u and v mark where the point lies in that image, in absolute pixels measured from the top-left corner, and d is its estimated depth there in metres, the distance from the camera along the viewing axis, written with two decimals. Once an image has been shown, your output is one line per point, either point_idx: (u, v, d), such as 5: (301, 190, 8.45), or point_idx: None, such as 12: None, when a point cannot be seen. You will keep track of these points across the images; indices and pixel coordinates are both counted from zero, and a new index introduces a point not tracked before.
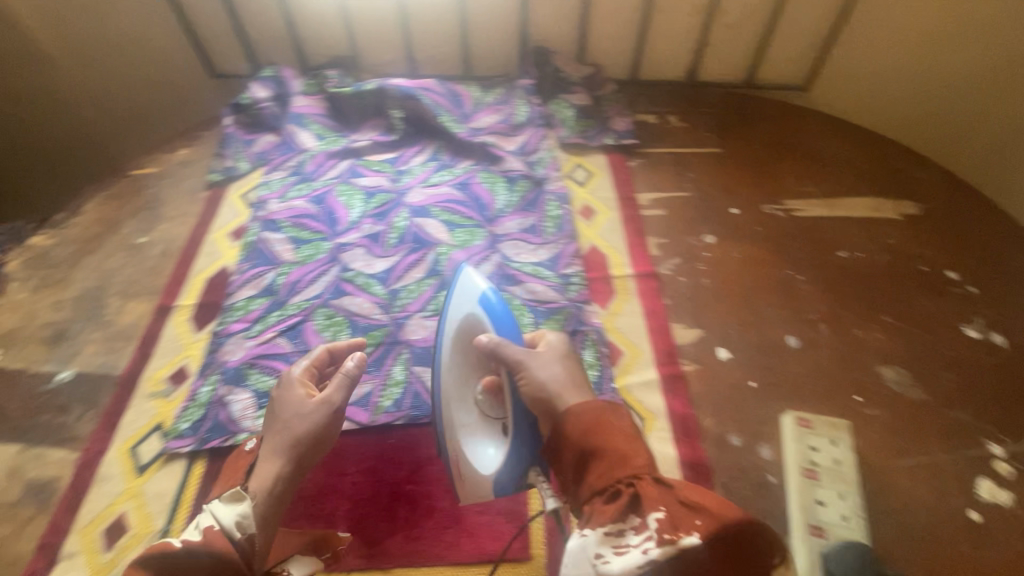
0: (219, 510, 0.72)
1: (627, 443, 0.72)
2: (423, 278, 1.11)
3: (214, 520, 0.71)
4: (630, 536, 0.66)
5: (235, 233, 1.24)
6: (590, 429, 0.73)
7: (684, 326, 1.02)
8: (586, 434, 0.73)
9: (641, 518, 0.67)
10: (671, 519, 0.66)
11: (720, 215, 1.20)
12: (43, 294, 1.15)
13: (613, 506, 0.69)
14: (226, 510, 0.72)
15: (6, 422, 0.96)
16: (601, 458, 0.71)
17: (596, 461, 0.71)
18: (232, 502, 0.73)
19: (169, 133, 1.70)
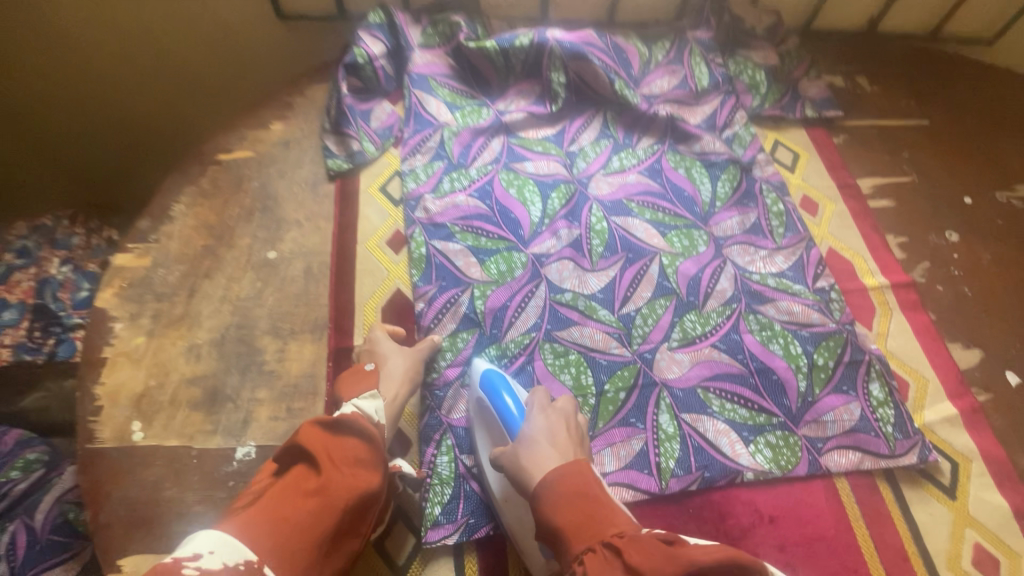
0: (363, 403, 0.71)
1: (592, 513, 0.58)
2: (654, 299, 0.93)
3: (361, 409, 0.70)
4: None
5: (393, 241, 1.00)
6: (571, 501, 0.59)
7: (959, 346, 0.92)
8: (560, 511, 0.59)
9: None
10: None
11: (953, 205, 1.07)
12: (167, 338, 0.89)
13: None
14: (369, 404, 0.72)
15: (195, 522, 0.76)
16: (590, 533, 0.57)
17: (577, 539, 0.57)
18: (371, 399, 0.73)
19: (222, 98, 1.32)
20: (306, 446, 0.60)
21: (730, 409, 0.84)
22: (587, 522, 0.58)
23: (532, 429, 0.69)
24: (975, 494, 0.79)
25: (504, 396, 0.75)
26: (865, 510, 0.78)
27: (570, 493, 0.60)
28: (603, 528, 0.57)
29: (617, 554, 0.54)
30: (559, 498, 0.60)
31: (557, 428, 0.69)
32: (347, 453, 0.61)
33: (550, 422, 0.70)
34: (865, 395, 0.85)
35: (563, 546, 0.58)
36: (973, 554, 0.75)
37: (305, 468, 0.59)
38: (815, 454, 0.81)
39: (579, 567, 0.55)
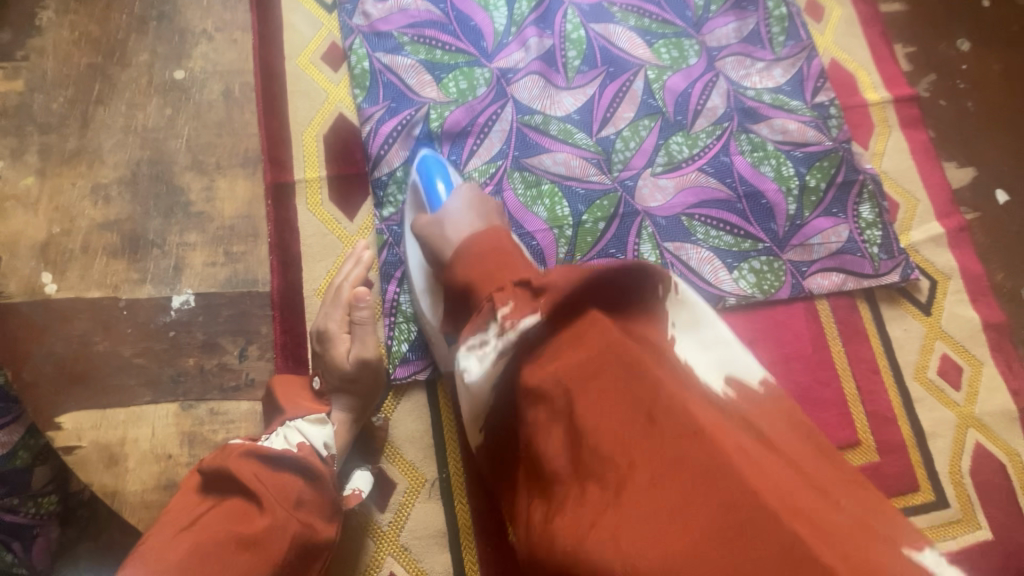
0: (309, 429, 0.59)
1: (501, 258, 0.48)
2: (637, 119, 0.82)
3: (308, 439, 0.57)
4: (488, 333, 0.44)
5: (329, 56, 0.82)
6: (482, 251, 0.49)
7: (955, 165, 0.86)
8: (464, 264, 0.49)
9: (514, 300, 0.44)
10: (518, 310, 0.43)
11: (971, 9, 0.94)
12: (64, 178, 0.74)
13: (482, 315, 0.45)
14: (316, 431, 0.59)
15: (137, 375, 0.69)
16: (497, 272, 0.46)
17: (481, 283, 0.47)
18: (319, 425, 0.60)
19: None
20: (237, 479, 0.48)
21: (715, 236, 0.79)
22: (497, 262, 0.48)
23: (456, 202, 0.61)
24: (949, 309, 0.79)
25: (436, 181, 0.69)
26: (842, 329, 0.77)
27: (487, 244, 0.49)
28: (511, 269, 0.46)
29: (527, 286, 0.44)
30: (466, 252, 0.50)
31: (488, 206, 0.61)
32: (289, 491, 0.50)
33: (477, 198, 0.61)
34: (854, 217, 0.80)
35: (473, 296, 0.47)
36: (939, 364, 0.77)
37: (241, 500, 0.48)
38: (798, 278, 0.78)
39: (489, 302, 0.45)
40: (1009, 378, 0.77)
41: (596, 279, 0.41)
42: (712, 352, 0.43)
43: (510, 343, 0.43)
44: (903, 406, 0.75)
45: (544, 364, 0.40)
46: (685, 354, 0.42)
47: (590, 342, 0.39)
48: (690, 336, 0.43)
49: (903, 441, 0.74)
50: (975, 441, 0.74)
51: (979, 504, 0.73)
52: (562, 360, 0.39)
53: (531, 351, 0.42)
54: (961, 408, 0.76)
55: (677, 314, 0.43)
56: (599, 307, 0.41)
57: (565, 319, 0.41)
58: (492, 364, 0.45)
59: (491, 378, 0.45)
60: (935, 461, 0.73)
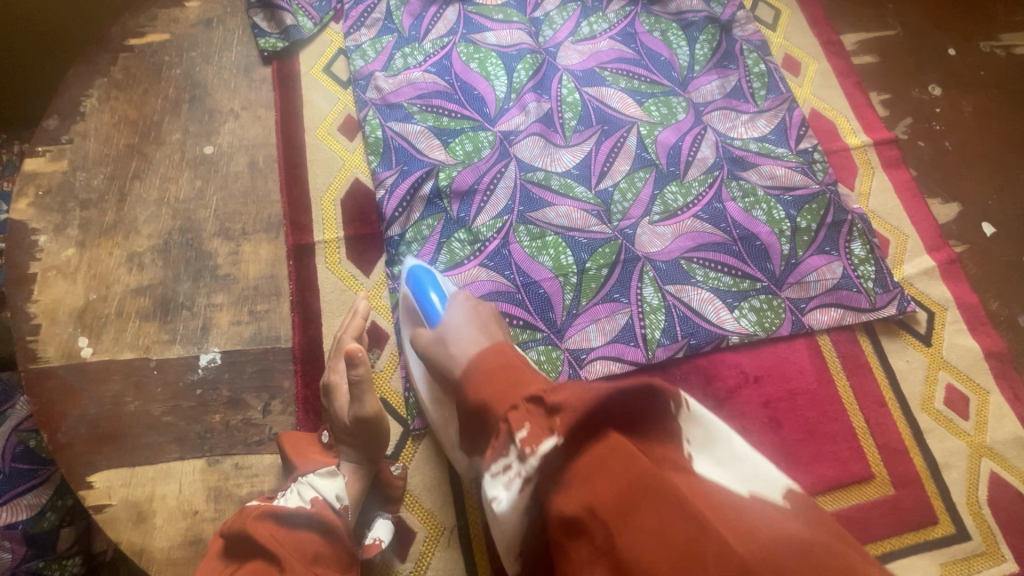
0: (320, 483, 0.60)
1: (507, 377, 0.50)
2: (632, 172, 0.88)
3: (321, 492, 0.59)
4: (510, 457, 0.44)
5: (345, 127, 0.90)
6: (493, 372, 0.51)
7: (939, 201, 0.90)
8: (481, 386, 0.51)
9: (529, 424, 0.45)
10: (536, 433, 0.43)
11: (938, 58, 1.01)
12: (102, 249, 0.79)
13: (500, 440, 0.45)
14: (327, 483, 0.61)
15: (166, 433, 0.71)
16: (507, 389, 0.49)
17: (494, 404, 0.48)
18: (330, 477, 0.62)
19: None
20: (258, 540, 0.50)
21: (714, 278, 0.82)
22: (504, 381, 0.50)
23: (456, 316, 0.63)
24: (949, 339, 0.81)
25: (429, 293, 0.70)
26: (846, 363, 0.79)
27: (498, 365, 0.52)
28: (523, 385, 0.49)
29: (538, 403, 0.46)
30: (477, 373, 0.52)
31: (484, 316, 0.63)
32: (304, 548, 0.53)
33: (474, 309, 0.64)
34: (847, 254, 0.84)
35: (489, 417, 0.49)
36: (945, 395, 0.78)
37: (262, 563, 0.49)
38: (798, 314, 0.81)
39: (504, 425, 0.46)
40: (1016, 405, 0.78)
41: (606, 395, 0.41)
42: (740, 469, 0.43)
43: (533, 473, 0.43)
44: (914, 438, 0.76)
45: (572, 490, 0.39)
46: (732, 483, 0.41)
47: (613, 465, 0.39)
48: (710, 457, 0.43)
49: (917, 473, 0.74)
50: (990, 470, 0.75)
51: (1002, 536, 0.72)
52: (591, 486, 0.38)
53: (554, 478, 0.42)
54: (972, 438, 0.76)
55: (692, 434, 0.44)
56: (612, 425, 0.41)
57: (585, 445, 0.41)
58: (519, 491, 0.43)
59: (519, 512, 0.44)
60: (951, 492, 0.74)
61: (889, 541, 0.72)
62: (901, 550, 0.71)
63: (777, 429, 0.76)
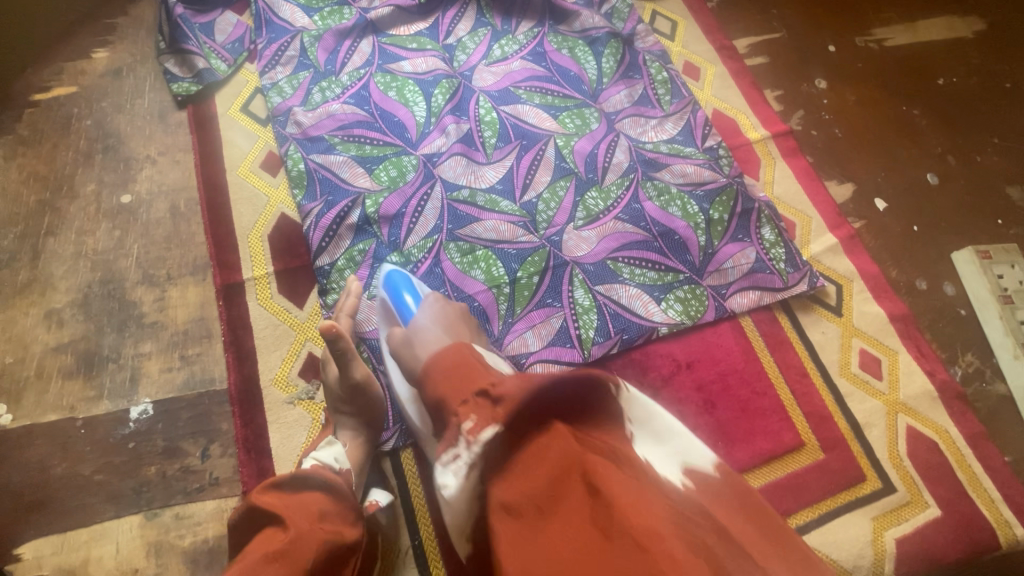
0: (321, 452, 0.68)
1: (462, 372, 0.53)
2: (554, 182, 0.92)
3: (320, 460, 0.66)
4: (458, 447, 0.49)
5: (267, 163, 0.90)
6: (449, 368, 0.54)
7: (836, 183, 0.98)
8: (436, 383, 0.54)
9: (476, 416, 0.49)
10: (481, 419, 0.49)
11: (820, 54, 1.10)
12: (16, 309, 0.77)
13: (449, 432, 0.50)
14: (326, 450, 0.68)
15: (98, 492, 0.69)
16: (462, 384, 0.52)
17: (450, 394, 0.52)
18: (329, 446, 0.69)
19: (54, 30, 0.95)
20: (266, 509, 0.55)
21: (640, 274, 0.86)
22: (468, 377, 0.53)
23: (426, 319, 0.68)
24: (857, 308, 0.88)
25: (404, 295, 0.74)
26: (768, 340, 0.84)
27: (454, 361, 0.54)
28: (477, 381, 0.52)
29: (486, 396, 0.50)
30: (432, 371, 0.55)
31: (452, 318, 0.69)
32: (308, 507, 0.57)
33: (442, 309, 0.70)
34: (759, 240, 0.89)
35: (445, 411, 0.52)
36: (860, 359, 0.84)
37: (270, 528, 0.54)
38: (720, 300, 0.86)
39: (454, 418, 0.50)
40: (922, 361, 0.85)
41: (546, 388, 0.47)
42: (666, 448, 0.51)
43: (478, 458, 0.48)
44: (836, 403, 0.81)
45: (512, 481, 0.45)
46: (647, 451, 0.50)
47: (552, 454, 0.45)
48: (648, 434, 0.51)
49: (843, 436, 0.79)
50: (907, 425, 0.81)
51: (923, 484, 0.78)
52: (530, 480, 0.45)
53: (497, 468, 0.47)
54: (888, 396, 0.82)
55: (635, 413, 0.51)
56: (557, 417, 0.47)
57: (529, 437, 0.47)
58: (466, 476, 0.48)
59: (467, 492, 0.49)
60: (874, 449, 0.79)
61: (824, 502, 0.76)
62: (836, 509, 0.76)
63: (712, 410, 0.80)
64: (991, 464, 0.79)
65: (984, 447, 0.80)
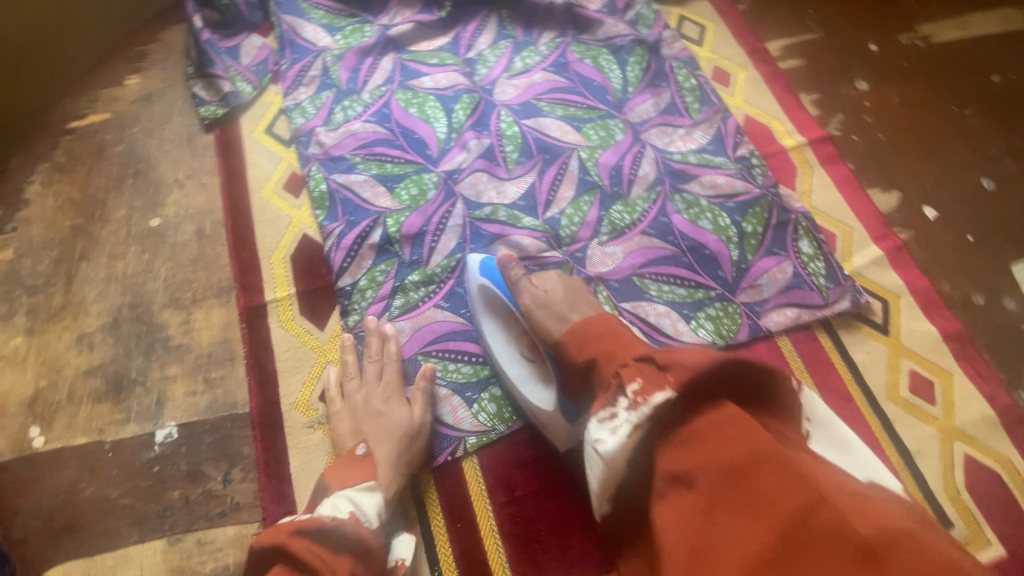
0: (361, 499, 0.62)
1: (614, 338, 0.55)
2: (578, 197, 0.89)
3: (358, 508, 0.61)
4: (617, 407, 0.49)
5: (291, 184, 0.91)
6: (599, 334, 0.56)
7: (880, 190, 0.92)
8: (588, 342, 0.56)
9: (641, 379, 0.48)
10: (646, 383, 0.48)
11: (860, 55, 1.04)
12: (50, 333, 0.79)
13: (608, 392, 0.50)
14: (366, 499, 0.63)
15: (125, 516, 0.70)
16: (618, 354, 0.52)
17: (608, 364, 0.52)
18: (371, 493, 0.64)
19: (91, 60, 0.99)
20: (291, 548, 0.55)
21: (668, 291, 0.83)
22: (614, 346, 0.54)
23: (556, 287, 0.68)
24: (906, 326, 0.82)
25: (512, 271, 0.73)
26: (808, 362, 0.79)
27: (601, 330, 0.56)
28: (630, 348, 0.53)
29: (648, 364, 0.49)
30: (580, 334, 0.57)
31: (578, 287, 0.69)
32: (341, 566, 0.55)
33: (569, 282, 0.69)
34: (796, 253, 0.85)
35: (601, 374, 0.53)
36: (910, 382, 0.78)
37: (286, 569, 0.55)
38: (754, 318, 0.81)
39: (617, 379, 0.50)
40: (981, 384, 0.78)
41: (724, 371, 0.46)
42: (850, 458, 0.51)
43: (645, 419, 0.47)
44: (885, 429, 0.75)
45: (687, 450, 0.45)
46: (823, 450, 0.51)
47: (734, 436, 0.43)
48: (827, 438, 0.52)
49: (893, 466, 0.74)
50: (965, 454, 0.74)
51: (985, 520, 0.71)
52: (712, 453, 0.43)
53: (670, 434, 0.46)
54: (942, 422, 0.76)
55: (814, 414, 0.52)
56: (722, 392, 0.47)
57: (698, 406, 0.46)
58: (627, 436, 0.48)
59: (627, 450, 0.49)
60: (928, 481, 0.73)
61: None
62: None
63: None
64: None
65: None
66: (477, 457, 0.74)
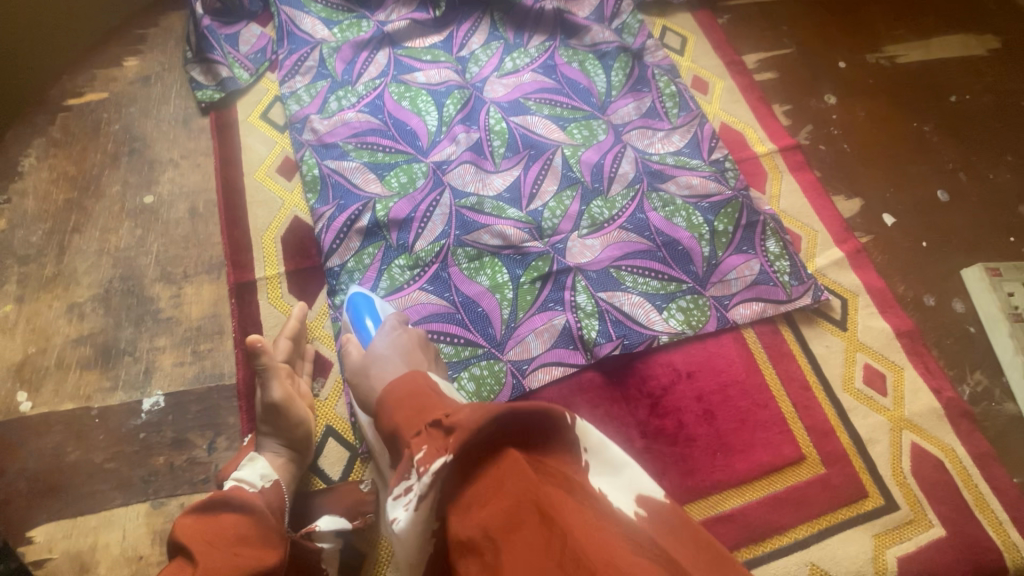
0: (244, 472, 0.66)
1: (417, 402, 0.55)
2: (560, 191, 0.93)
3: (240, 479, 0.64)
4: (409, 480, 0.47)
5: (284, 169, 0.94)
6: (403, 399, 0.56)
7: (843, 198, 0.98)
8: (392, 412, 0.55)
9: (427, 445, 0.48)
10: (431, 452, 0.47)
11: (831, 71, 1.11)
12: (41, 302, 0.81)
13: (402, 466, 0.49)
14: (249, 470, 0.66)
15: (109, 479, 0.71)
16: (416, 419, 0.53)
17: (406, 428, 0.52)
18: (253, 464, 0.67)
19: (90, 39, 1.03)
20: (179, 539, 0.52)
21: (643, 283, 0.87)
22: (419, 412, 0.54)
23: (383, 344, 0.70)
24: (863, 323, 0.87)
25: (365, 319, 0.78)
26: (770, 353, 0.85)
27: (405, 392, 0.56)
28: (431, 412, 0.53)
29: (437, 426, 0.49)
30: (388, 398, 0.57)
31: (410, 344, 0.70)
32: (224, 533, 0.54)
33: (401, 337, 0.71)
34: (763, 252, 0.90)
35: (400, 441, 0.53)
36: (864, 374, 0.83)
37: (182, 560, 0.51)
38: (722, 311, 0.86)
39: (408, 451, 0.50)
40: (929, 378, 0.84)
41: (502, 420, 0.45)
42: (621, 478, 0.51)
43: (428, 490, 0.45)
44: (839, 417, 0.81)
45: (473, 515, 0.44)
46: (604, 486, 0.50)
47: (509, 488, 0.44)
48: (601, 465, 0.51)
49: (846, 451, 0.79)
50: (911, 442, 0.79)
51: (927, 503, 0.76)
52: (487, 508, 0.44)
53: (453, 500, 0.46)
54: (892, 412, 0.81)
55: (590, 442, 0.51)
56: (507, 444, 0.47)
57: (480, 467, 0.46)
58: (416, 510, 0.46)
59: (418, 527, 0.46)
60: (877, 466, 0.78)
61: (825, 517, 0.75)
62: (836, 525, 0.75)
63: (711, 420, 0.80)
64: (999, 486, 0.77)
65: (991, 467, 0.78)
66: None
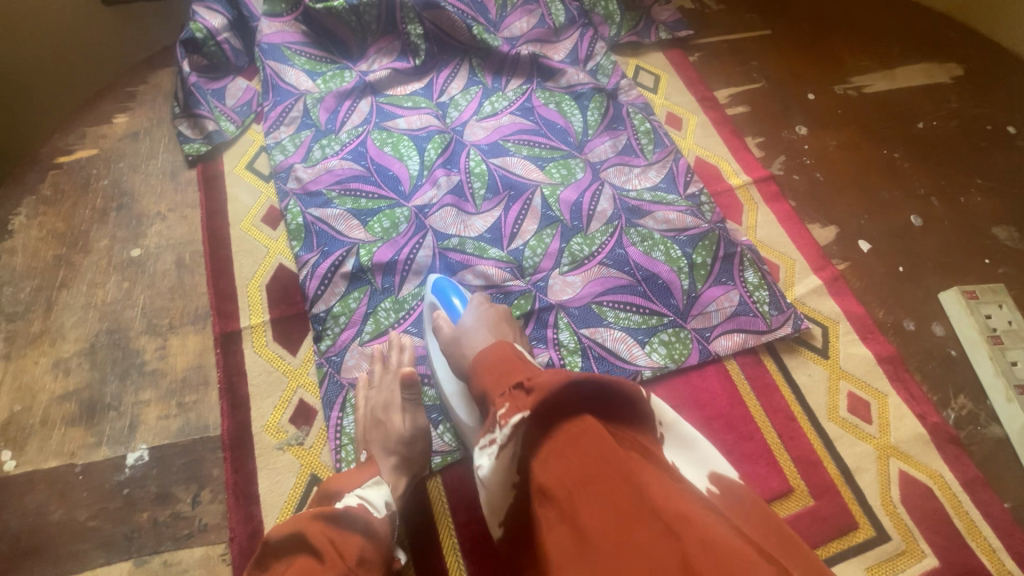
0: (369, 491, 0.66)
1: (503, 366, 0.56)
2: (540, 230, 0.95)
3: (366, 500, 0.64)
4: (495, 432, 0.51)
5: (269, 218, 0.96)
6: (493, 365, 0.58)
7: (819, 226, 1.00)
8: (481, 376, 0.58)
9: (508, 402, 0.51)
10: (513, 407, 0.50)
11: (801, 103, 1.14)
12: (27, 358, 0.81)
13: (488, 419, 0.53)
14: (375, 492, 0.66)
15: (91, 538, 0.71)
16: (505, 379, 0.55)
17: (495, 389, 0.54)
18: (376, 487, 0.67)
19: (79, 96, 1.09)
20: (295, 546, 0.56)
21: (625, 318, 0.88)
22: (513, 370, 0.56)
23: (471, 319, 0.72)
24: (844, 350, 0.88)
25: (453, 299, 0.80)
26: (754, 384, 0.85)
27: (495, 358, 0.58)
28: (515, 373, 0.55)
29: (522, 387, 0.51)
30: (479, 363, 0.59)
31: (495, 317, 0.72)
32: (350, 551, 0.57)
33: (485, 309, 0.73)
34: (742, 283, 0.91)
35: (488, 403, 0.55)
36: (848, 402, 0.84)
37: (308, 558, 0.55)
38: (704, 343, 0.87)
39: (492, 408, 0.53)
40: (913, 404, 0.84)
41: (576, 385, 0.49)
42: (695, 454, 0.54)
43: (511, 440, 0.49)
44: (825, 447, 0.81)
45: (551, 465, 0.46)
46: (676, 459, 0.53)
47: (584, 445, 0.46)
48: (676, 441, 0.54)
49: (834, 482, 0.78)
50: (899, 469, 0.79)
51: (919, 532, 0.76)
52: (563, 460, 0.46)
53: (531, 450, 0.48)
54: (878, 440, 0.81)
55: (666, 419, 0.54)
56: (586, 408, 0.49)
57: (562, 423, 0.48)
58: (497, 456, 0.50)
59: (499, 473, 0.50)
60: (866, 496, 0.78)
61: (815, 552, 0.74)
62: (828, 559, 0.74)
63: None
64: (990, 511, 0.77)
65: (980, 493, 0.78)
66: (440, 477, 0.77)
